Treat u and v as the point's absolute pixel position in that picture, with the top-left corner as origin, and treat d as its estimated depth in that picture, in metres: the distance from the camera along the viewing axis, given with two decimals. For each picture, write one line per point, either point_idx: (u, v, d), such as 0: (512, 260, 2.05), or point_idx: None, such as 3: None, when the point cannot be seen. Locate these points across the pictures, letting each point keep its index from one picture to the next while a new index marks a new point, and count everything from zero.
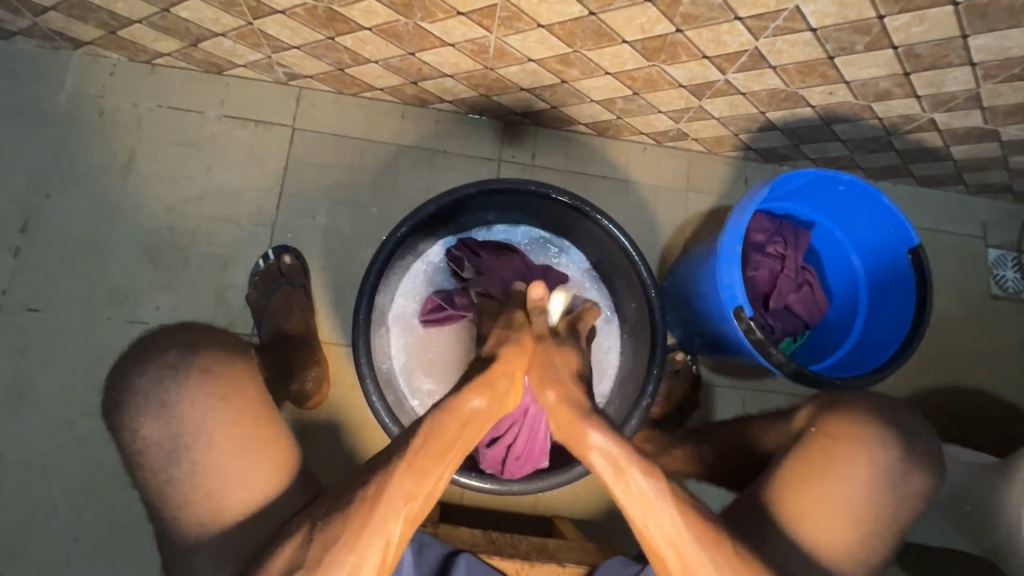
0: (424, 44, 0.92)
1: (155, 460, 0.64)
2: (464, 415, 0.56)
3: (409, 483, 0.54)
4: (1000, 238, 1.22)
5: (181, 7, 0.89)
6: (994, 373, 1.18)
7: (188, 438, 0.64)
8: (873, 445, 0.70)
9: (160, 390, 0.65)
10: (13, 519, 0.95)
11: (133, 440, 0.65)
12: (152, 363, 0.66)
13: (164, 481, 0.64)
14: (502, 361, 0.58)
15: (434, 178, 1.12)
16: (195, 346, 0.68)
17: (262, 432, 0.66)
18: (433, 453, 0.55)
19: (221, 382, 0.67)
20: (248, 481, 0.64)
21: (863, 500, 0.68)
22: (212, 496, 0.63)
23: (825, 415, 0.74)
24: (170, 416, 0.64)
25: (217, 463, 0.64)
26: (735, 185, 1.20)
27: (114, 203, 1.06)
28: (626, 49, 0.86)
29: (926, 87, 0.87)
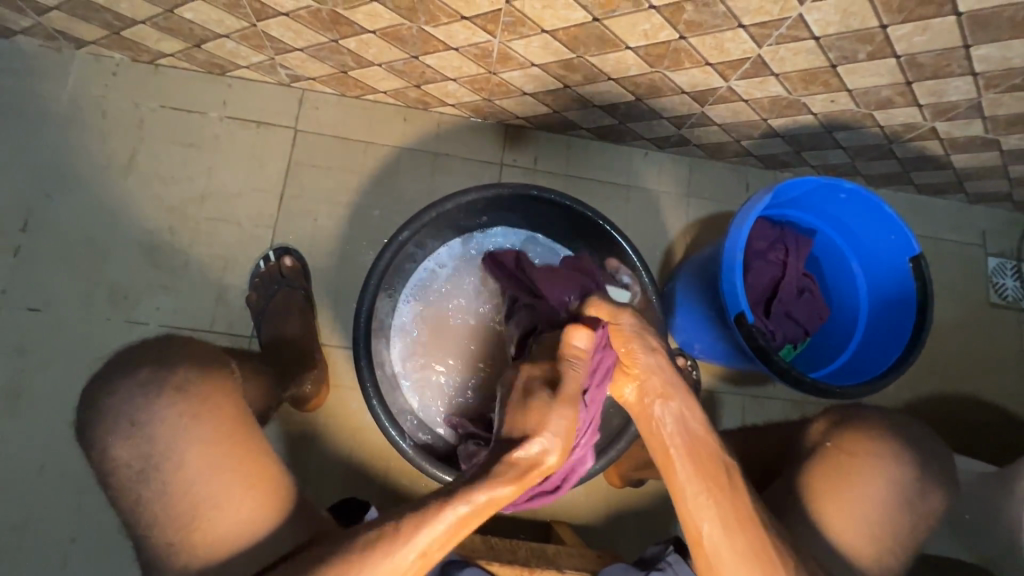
0: (427, 48, 0.92)
1: (127, 480, 0.64)
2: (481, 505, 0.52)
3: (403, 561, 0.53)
4: (1000, 247, 1.22)
5: (184, 8, 0.89)
6: (993, 382, 1.18)
7: (159, 459, 0.63)
8: (891, 462, 0.70)
9: (133, 408, 0.65)
10: (10, 519, 0.95)
11: (104, 459, 0.65)
12: (126, 381, 0.66)
13: (135, 503, 0.64)
14: (541, 456, 0.51)
15: (435, 181, 1.12)
16: (170, 362, 0.68)
17: (237, 451, 0.65)
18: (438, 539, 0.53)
19: (194, 401, 0.66)
20: (219, 503, 0.63)
21: (879, 518, 0.68)
22: (184, 517, 0.63)
23: (840, 429, 0.73)
24: (140, 436, 0.64)
25: (188, 484, 0.63)
26: (736, 191, 1.20)
27: (115, 203, 1.06)
28: (629, 55, 0.87)
29: (928, 96, 0.88)
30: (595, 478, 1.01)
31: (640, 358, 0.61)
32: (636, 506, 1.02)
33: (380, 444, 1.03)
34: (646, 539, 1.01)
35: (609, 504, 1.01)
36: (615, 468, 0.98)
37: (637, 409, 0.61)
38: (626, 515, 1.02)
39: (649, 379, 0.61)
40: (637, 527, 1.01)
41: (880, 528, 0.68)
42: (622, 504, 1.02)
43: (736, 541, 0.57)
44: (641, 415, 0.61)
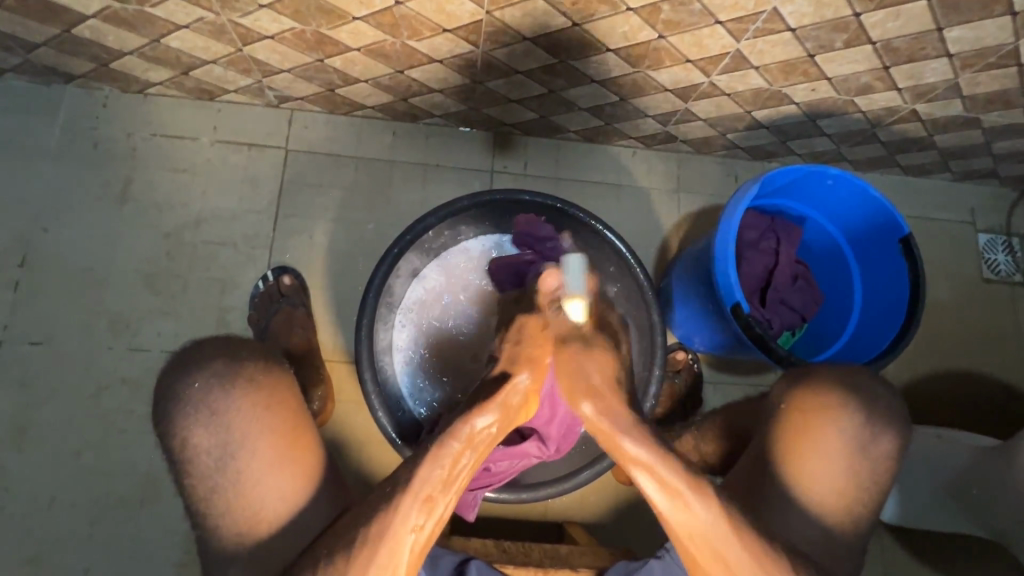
0: (412, 62, 0.93)
1: (203, 467, 0.65)
2: (474, 439, 0.57)
3: (415, 516, 0.57)
4: (989, 223, 1.24)
5: (171, 37, 0.91)
6: (991, 357, 1.19)
7: (235, 446, 0.65)
8: (839, 413, 0.72)
9: (210, 399, 0.66)
10: (23, 551, 0.95)
11: (182, 446, 0.66)
12: (199, 372, 0.67)
13: (210, 490, 0.65)
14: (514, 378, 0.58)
15: (427, 192, 1.14)
16: (242, 356, 0.69)
17: (302, 442, 0.68)
18: (438, 483, 0.57)
19: (267, 393, 0.68)
20: (285, 493, 0.66)
21: (842, 460, 0.71)
22: (253, 506, 0.65)
23: (794, 389, 0.75)
24: (219, 425, 0.65)
25: (258, 473, 0.65)
26: (725, 184, 1.22)
27: (113, 233, 1.06)
28: (611, 57, 0.88)
29: (906, 79, 0.89)
30: (603, 476, 1.01)
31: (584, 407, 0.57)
32: (645, 500, 1.03)
33: (388, 456, 1.03)
34: (656, 533, 1.02)
35: (618, 500, 1.02)
36: (622, 464, 0.99)
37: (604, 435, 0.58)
38: (636, 511, 1.02)
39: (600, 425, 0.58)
40: (646, 522, 1.02)
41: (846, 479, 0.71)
42: (630, 500, 1.02)
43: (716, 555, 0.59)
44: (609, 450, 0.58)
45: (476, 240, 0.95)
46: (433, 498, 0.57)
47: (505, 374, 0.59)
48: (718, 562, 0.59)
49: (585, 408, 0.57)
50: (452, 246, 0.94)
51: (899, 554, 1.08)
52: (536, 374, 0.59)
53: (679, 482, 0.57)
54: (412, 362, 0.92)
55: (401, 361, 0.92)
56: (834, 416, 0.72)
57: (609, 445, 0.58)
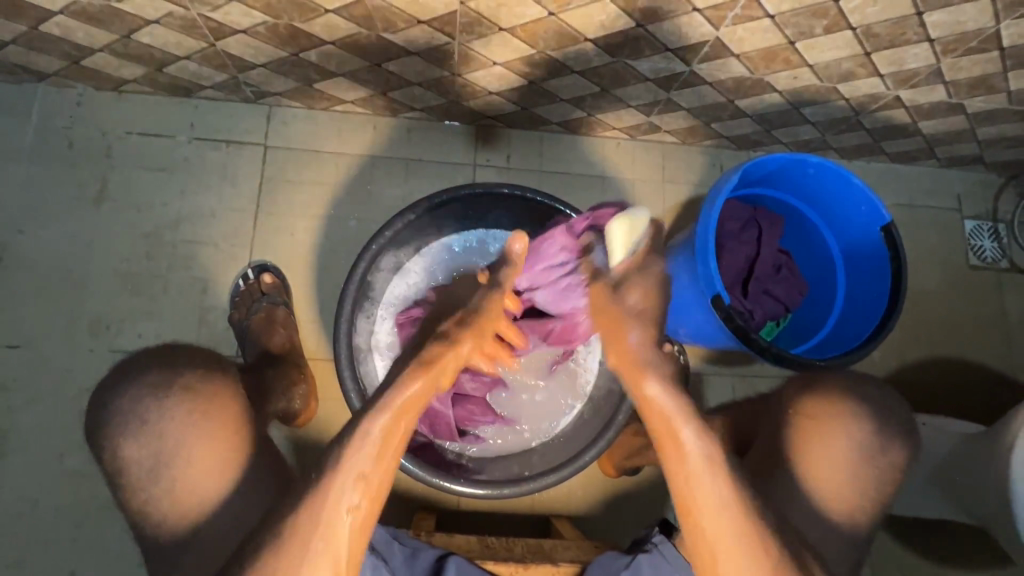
0: (389, 55, 0.92)
1: (135, 479, 0.64)
2: (394, 405, 0.59)
3: (350, 494, 0.56)
4: (976, 209, 1.23)
5: (141, 33, 0.89)
6: (978, 343, 1.20)
7: (170, 456, 0.64)
8: (848, 421, 0.73)
9: (143, 409, 0.65)
10: (7, 556, 0.94)
11: (115, 462, 0.65)
12: (131, 384, 0.67)
13: (144, 501, 0.64)
14: (457, 347, 0.64)
15: (410, 186, 1.12)
16: (178, 363, 0.69)
17: (240, 447, 0.67)
18: (366, 454, 0.57)
19: (202, 400, 0.67)
20: (227, 498, 0.65)
21: (850, 471, 0.71)
22: (194, 514, 0.64)
23: (803, 395, 0.76)
24: (150, 436, 0.65)
25: (194, 481, 0.64)
26: (710, 174, 1.21)
27: (89, 233, 1.05)
28: (589, 47, 0.87)
29: (888, 65, 0.88)
30: (590, 469, 1.01)
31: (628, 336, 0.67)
32: (632, 492, 1.03)
33: None
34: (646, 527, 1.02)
35: (605, 493, 1.02)
36: (607, 457, 0.99)
37: (635, 378, 0.65)
38: (623, 504, 1.02)
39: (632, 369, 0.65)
40: (634, 515, 1.02)
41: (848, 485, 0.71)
42: (618, 493, 1.02)
43: (719, 518, 0.60)
44: (633, 386, 0.65)
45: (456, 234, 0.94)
46: (368, 479, 0.57)
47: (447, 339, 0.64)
48: (716, 521, 0.60)
49: (630, 338, 0.67)
50: (432, 241, 0.93)
51: (886, 541, 1.08)
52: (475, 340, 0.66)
53: (692, 434, 0.61)
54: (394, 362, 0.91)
55: (383, 359, 0.90)
56: (846, 421, 0.73)
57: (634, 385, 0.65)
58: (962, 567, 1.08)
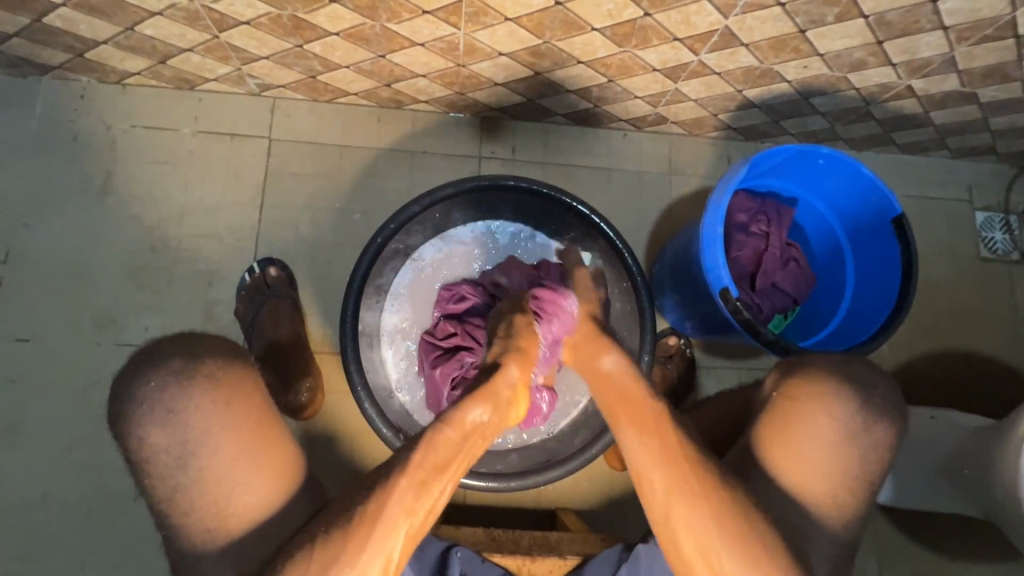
0: (394, 46, 0.91)
1: (163, 467, 0.64)
2: (466, 427, 0.57)
3: (408, 497, 0.54)
4: (986, 201, 1.22)
5: (145, 25, 0.88)
6: (987, 337, 1.19)
7: (195, 445, 0.64)
8: (829, 399, 0.69)
9: (167, 397, 0.65)
10: (20, 547, 0.95)
11: (139, 448, 0.64)
12: (155, 372, 0.66)
13: (172, 489, 0.64)
14: (503, 369, 0.60)
15: (415, 179, 1.12)
16: (199, 353, 0.67)
17: (266, 437, 0.67)
18: (433, 465, 0.55)
19: (227, 388, 0.66)
20: (254, 488, 0.64)
21: (834, 450, 0.67)
22: (221, 502, 0.63)
23: (787, 377, 0.72)
24: (176, 424, 0.64)
25: (223, 470, 0.64)
26: (718, 166, 1.20)
27: (95, 228, 1.05)
28: (596, 36, 0.86)
29: (900, 54, 0.87)
30: (595, 462, 1.01)
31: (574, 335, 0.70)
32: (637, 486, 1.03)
33: (379, 447, 1.03)
34: None
35: (611, 487, 1.02)
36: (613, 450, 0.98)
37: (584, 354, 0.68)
38: (629, 498, 1.02)
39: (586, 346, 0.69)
40: (640, 509, 1.02)
41: (835, 460, 0.67)
42: (623, 486, 1.03)
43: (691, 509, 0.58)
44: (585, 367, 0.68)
45: (464, 227, 0.95)
46: (427, 487, 0.55)
47: (494, 365, 0.62)
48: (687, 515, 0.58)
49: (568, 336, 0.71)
50: (438, 234, 0.95)
51: (892, 534, 1.08)
52: (524, 364, 0.62)
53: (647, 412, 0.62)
54: (399, 354, 0.93)
55: (388, 350, 0.93)
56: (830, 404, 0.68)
57: (585, 361, 0.68)
58: (968, 561, 1.08)
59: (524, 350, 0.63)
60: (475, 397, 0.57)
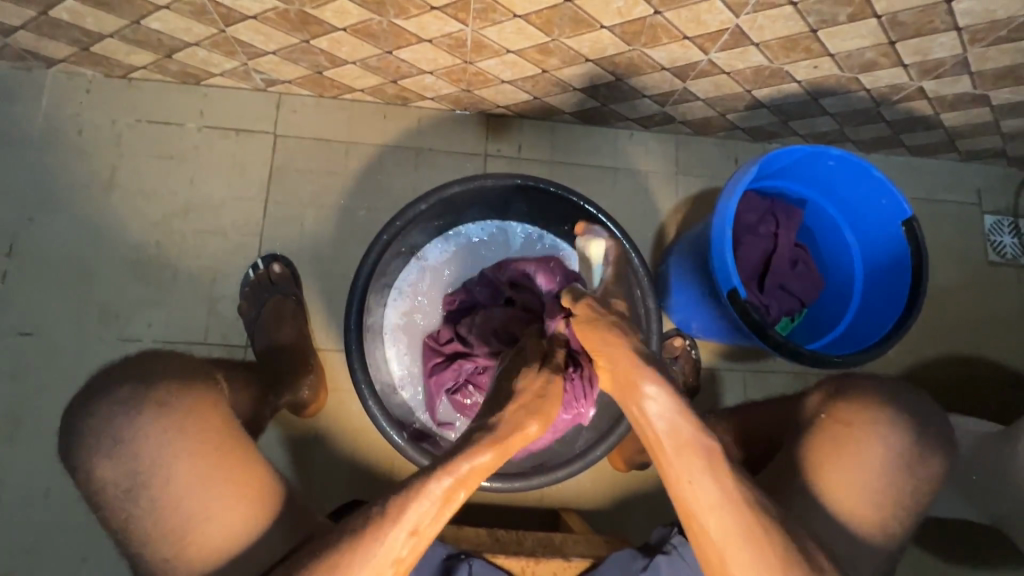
0: (401, 42, 0.90)
1: (114, 499, 0.63)
2: (468, 476, 0.54)
3: (400, 546, 0.53)
4: (996, 204, 1.21)
5: (151, 19, 0.88)
6: (995, 341, 1.18)
7: (145, 476, 0.62)
8: (882, 428, 0.70)
9: (114, 427, 0.63)
10: (21, 542, 0.95)
11: (91, 480, 0.64)
12: (104, 402, 0.65)
13: (126, 520, 0.62)
14: (524, 428, 0.57)
15: (420, 176, 1.11)
16: (148, 378, 0.66)
17: (223, 463, 0.64)
18: (427, 515, 0.53)
19: (176, 415, 0.64)
20: (213, 514, 0.62)
21: (881, 480, 0.68)
22: (177, 530, 0.62)
23: (835, 401, 0.73)
24: (124, 455, 0.63)
25: (178, 499, 0.62)
26: (725, 167, 1.19)
27: (98, 222, 1.05)
28: (605, 34, 0.85)
29: (913, 55, 0.86)
30: (600, 464, 1.01)
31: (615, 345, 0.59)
32: (642, 490, 1.02)
33: (382, 445, 1.02)
34: (655, 522, 1.02)
35: (615, 489, 1.01)
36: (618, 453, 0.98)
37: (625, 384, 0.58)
38: (633, 500, 1.02)
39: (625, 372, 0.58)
40: (644, 511, 1.02)
41: (882, 491, 0.68)
42: (628, 488, 1.02)
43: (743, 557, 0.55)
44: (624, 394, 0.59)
45: (473, 225, 0.96)
46: (421, 534, 0.53)
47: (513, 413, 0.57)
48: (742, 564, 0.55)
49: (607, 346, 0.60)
50: (446, 232, 0.95)
51: None
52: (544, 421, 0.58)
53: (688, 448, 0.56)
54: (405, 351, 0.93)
55: (394, 348, 0.93)
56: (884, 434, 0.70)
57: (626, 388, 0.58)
58: (975, 567, 1.07)
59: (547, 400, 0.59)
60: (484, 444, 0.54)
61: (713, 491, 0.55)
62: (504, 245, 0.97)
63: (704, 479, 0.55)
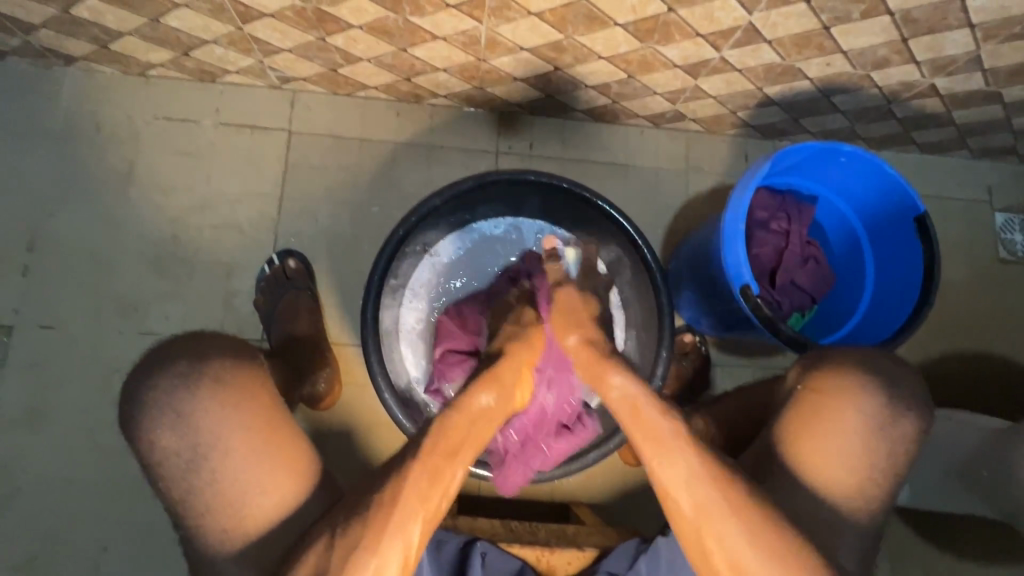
0: (415, 39, 0.91)
1: (174, 471, 0.62)
2: (475, 412, 0.57)
3: (422, 486, 0.53)
4: (1007, 202, 1.21)
5: (170, 16, 0.89)
6: (1004, 338, 1.18)
7: (206, 448, 0.62)
8: (858, 392, 0.68)
9: (174, 400, 0.63)
10: (43, 530, 0.97)
11: (150, 452, 0.63)
12: (162, 375, 0.64)
13: (185, 492, 0.62)
14: (507, 356, 0.62)
15: (433, 173, 1.12)
16: (203, 353, 0.66)
17: (279, 438, 0.64)
18: (445, 451, 0.54)
19: (234, 390, 0.64)
20: (267, 487, 0.62)
21: (859, 446, 0.66)
22: (236, 502, 0.62)
23: (807, 370, 0.72)
24: (185, 428, 0.62)
25: (237, 470, 0.62)
26: (735, 164, 1.19)
27: (116, 218, 1.06)
28: (619, 31, 0.86)
29: (925, 52, 0.86)
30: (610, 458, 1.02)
31: (570, 336, 0.63)
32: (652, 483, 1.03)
33: (395, 438, 1.04)
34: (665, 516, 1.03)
35: (625, 483, 1.02)
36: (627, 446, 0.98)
37: (588, 361, 0.62)
38: (643, 494, 1.03)
39: (585, 357, 0.62)
40: (653, 504, 1.03)
41: (858, 454, 0.66)
42: (637, 482, 1.03)
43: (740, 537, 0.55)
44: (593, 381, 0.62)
45: (488, 222, 0.97)
46: (440, 473, 0.54)
47: (500, 353, 0.64)
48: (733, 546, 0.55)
49: (569, 339, 0.63)
50: (459, 230, 0.96)
51: (905, 535, 1.08)
52: (531, 351, 0.64)
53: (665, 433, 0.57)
54: (418, 348, 0.94)
55: (407, 344, 0.94)
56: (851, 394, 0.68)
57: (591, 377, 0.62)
58: (983, 562, 1.08)
59: (529, 339, 0.65)
60: (480, 383, 0.58)
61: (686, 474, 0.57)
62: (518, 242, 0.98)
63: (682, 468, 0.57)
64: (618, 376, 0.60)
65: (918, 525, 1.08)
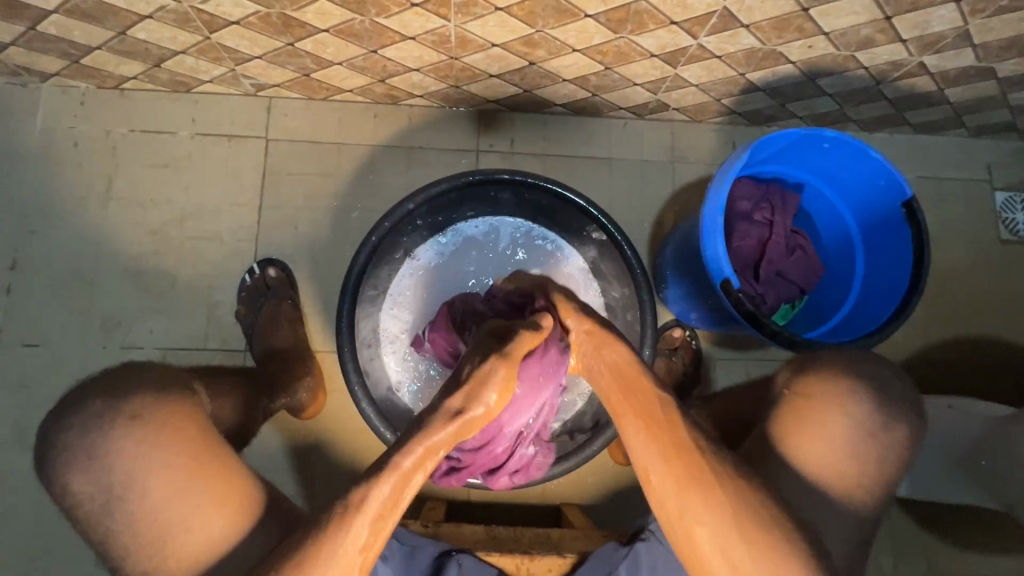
0: (385, 40, 0.89)
1: (91, 513, 0.60)
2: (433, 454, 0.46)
3: (364, 534, 0.49)
4: (1006, 180, 1.17)
5: (136, 29, 0.88)
6: (1008, 321, 1.14)
7: (121, 490, 0.60)
8: (848, 398, 0.65)
9: (87, 442, 0.61)
10: (35, 546, 0.98)
11: (65, 496, 0.61)
12: (78, 415, 0.62)
13: (104, 534, 0.61)
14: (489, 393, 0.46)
15: (413, 175, 1.11)
16: (121, 391, 0.64)
17: (201, 476, 0.62)
18: (390, 500, 0.48)
19: (152, 429, 0.62)
20: (192, 526, 0.61)
21: (847, 454, 0.64)
22: (157, 542, 0.60)
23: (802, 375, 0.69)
24: (98, 470, 0.60)
25: (155, 511, 0.60)
26: (723, 153, 1.16)
27: (96, 233, 1.06)
28: (590, 23, 0.83)
29: (911, 30, 0.83)
30: (600, 457, 1.00)
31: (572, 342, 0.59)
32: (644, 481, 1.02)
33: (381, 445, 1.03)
34: None
35: (615, 482, 1.01)
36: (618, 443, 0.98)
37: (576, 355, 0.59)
38: (635, 493, 1.01)
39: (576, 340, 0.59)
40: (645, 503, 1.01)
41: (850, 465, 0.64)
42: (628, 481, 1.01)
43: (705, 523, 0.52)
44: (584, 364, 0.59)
45: (470, 221, 0.95)
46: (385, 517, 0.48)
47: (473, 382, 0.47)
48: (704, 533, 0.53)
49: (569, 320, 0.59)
50: (439, 232, 0.95)
51: (908, 526, 1.05)
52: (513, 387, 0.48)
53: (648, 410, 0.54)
54: (400, 353, 0.93)
55: (389, 350, 0.93)
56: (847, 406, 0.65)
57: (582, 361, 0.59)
58: (989, 550, 1.05)
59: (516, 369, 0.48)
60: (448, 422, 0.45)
61: (654, 451, 0.53)
62: (500, 240, 0.96)
63: (654, 443, 0.54)
64: (607, 352, 0.57)
65: (921, 515, 1.06)
